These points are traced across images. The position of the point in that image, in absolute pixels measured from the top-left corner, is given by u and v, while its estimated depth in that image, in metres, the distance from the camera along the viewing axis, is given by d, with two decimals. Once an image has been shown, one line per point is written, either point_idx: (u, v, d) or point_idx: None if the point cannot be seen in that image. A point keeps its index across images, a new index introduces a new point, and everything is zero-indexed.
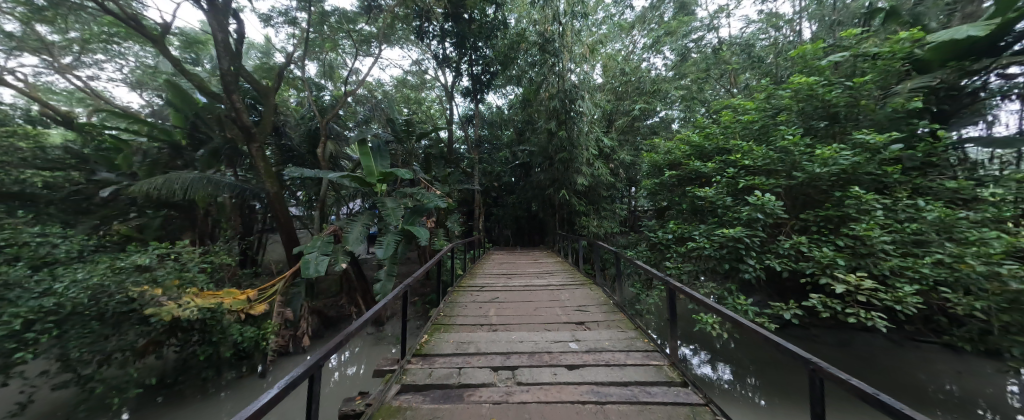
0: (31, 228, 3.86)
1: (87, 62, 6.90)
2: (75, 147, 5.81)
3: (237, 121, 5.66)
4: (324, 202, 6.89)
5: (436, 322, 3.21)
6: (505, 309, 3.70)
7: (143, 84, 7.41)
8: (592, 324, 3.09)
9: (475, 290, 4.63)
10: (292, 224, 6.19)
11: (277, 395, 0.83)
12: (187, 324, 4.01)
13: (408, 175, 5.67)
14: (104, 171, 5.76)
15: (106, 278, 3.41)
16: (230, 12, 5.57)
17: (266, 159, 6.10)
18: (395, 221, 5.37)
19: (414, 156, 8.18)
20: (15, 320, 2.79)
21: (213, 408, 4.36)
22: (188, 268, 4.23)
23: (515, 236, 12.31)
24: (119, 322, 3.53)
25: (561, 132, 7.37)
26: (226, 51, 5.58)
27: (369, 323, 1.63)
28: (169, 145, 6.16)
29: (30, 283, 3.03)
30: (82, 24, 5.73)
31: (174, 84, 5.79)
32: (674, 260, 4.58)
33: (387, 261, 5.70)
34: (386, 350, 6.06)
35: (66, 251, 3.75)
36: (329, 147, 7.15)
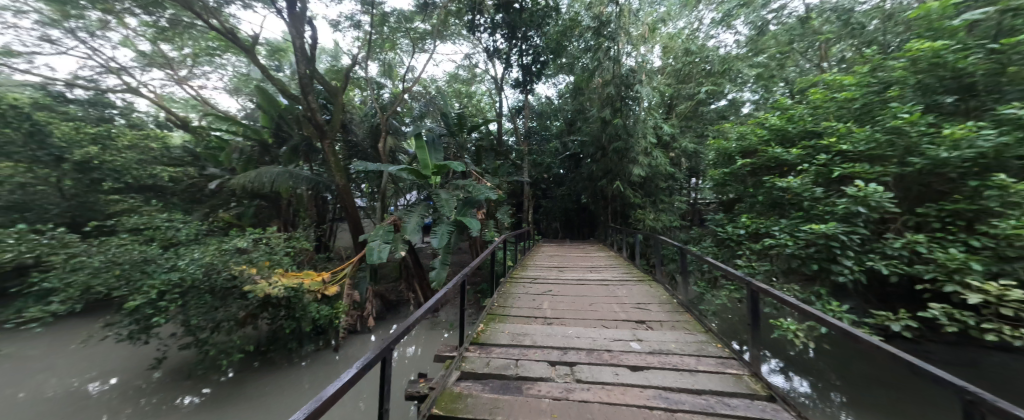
0: (162, 215, 4.68)
1: (198, 74, 8.12)
2: (191, 146, 6.93)
3: (312, 120, 6.25)
4: (385, 193, 7.40)
5: (490, 313, 3.25)
6: (559, 303, 3.63)
7: (239, 90, 8.53)
8: (655, 324, 2.89)
9: (527, 282, 4.63)
10: (358, 214, 6.70)
11: (352, 377, 0.85)
12: (275, 300, 4.57)
13: (461, 168, 5.75)
14: (211, 166, 6.76)
15: (216, 259, 4.05)
16: (306, 19, 6.13)
17: (336, 154, 6.66)
18: (448, 212, 5.56)
19: (466, 149, 8.38)
20: (151, 290, 3.59)
21: (297, 374, 4.92)
22: (276, 252, 4.79)
23: (564, 229, 12.09)
24: (225, 296, 4.16)
25: (615, 120, 6.97)
26: (303, 56, 6.15)
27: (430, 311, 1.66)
28: (258, 143, 7.04)
29: (160, 260, 3.91)
30: (194, 41, 6.73)
31: (262, 89, 6.55)
32: (747, 258, 4.10)
33: (441, 250, 5.94)
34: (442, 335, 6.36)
35: (185, 233, 4.49)
36: (388, 142, 7.59)
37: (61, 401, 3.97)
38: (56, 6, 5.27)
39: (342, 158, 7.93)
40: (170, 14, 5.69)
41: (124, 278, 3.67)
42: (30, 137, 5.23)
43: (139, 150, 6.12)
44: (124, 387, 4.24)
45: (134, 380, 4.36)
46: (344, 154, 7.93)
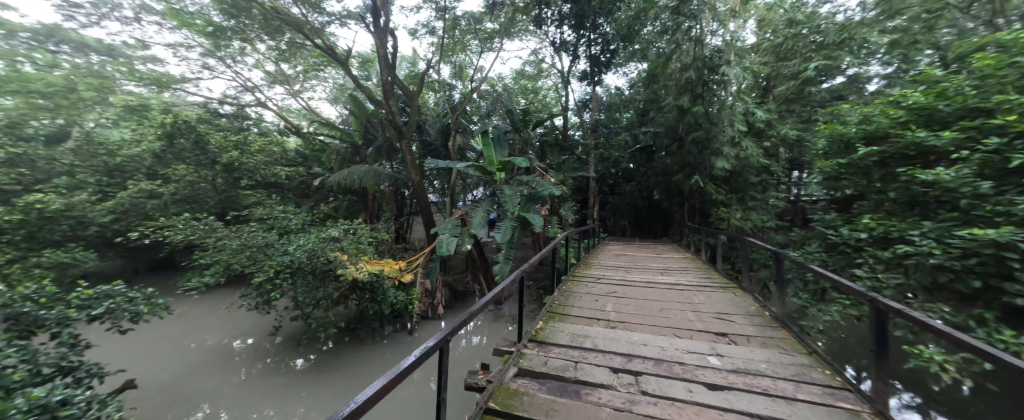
0: (280, 208, 5.70)
1: (309, 87, 9.66)
2: (302, 149, 8.27)
3: (392, 122, 6.92)
4: (454, 189, 7.86)
5: (550, 310, 3.22)
6: (624, 305, 3.42)
7: (338, 99, 9.91)
8: (739, 338, 2.53)
9: (590, 281, 4.47)
10: (430, 208, 7.25)
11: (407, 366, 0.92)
12: (362, 284, 5.21)
13: (524, 164, 5.80)
14: (316, 166, 7.99)
15: (317, 246, 4.81)
16: (389, 31, 6.77)
17: (412, 153, 7.28)
18: (511, 208, 5.66)
19: (531, 144, 8.41)
20: (270, 270, 4.48)
21: (378, 350, 5.55)
22: (362, 241, 5.46)
23: (633, 227, 11.38)
24: (324, 277, 4.92)
25: (695, 108, 6.27)
26: (386, 65, 6.83)
27: (488, 306, 1.71)
28: (351, 145, 8.05)
29: (277, 245, 4.81)
30: (305, 59, 7.98)
31: (354, 97, 7.47)
32: (870, 268, 3.31)
33: (504, 245, 6.10)
34: (504, 328, 6.54)
35: (295, 223, 5.44)
36: (457, 141, 8.02)
37: (216, 352, 5.16)
38: (214, 41, 6.74)
39: (418, 157, 8.66)
40: (288, 39, 6.83)
41: (253, 258, 4.67)
42: (197, 144, 6.80)
43: (267, 154, 7.54)
44: (256, 347, 5.30)
45: (262, 342, 5.42)
46: (420, 153, 8.62)
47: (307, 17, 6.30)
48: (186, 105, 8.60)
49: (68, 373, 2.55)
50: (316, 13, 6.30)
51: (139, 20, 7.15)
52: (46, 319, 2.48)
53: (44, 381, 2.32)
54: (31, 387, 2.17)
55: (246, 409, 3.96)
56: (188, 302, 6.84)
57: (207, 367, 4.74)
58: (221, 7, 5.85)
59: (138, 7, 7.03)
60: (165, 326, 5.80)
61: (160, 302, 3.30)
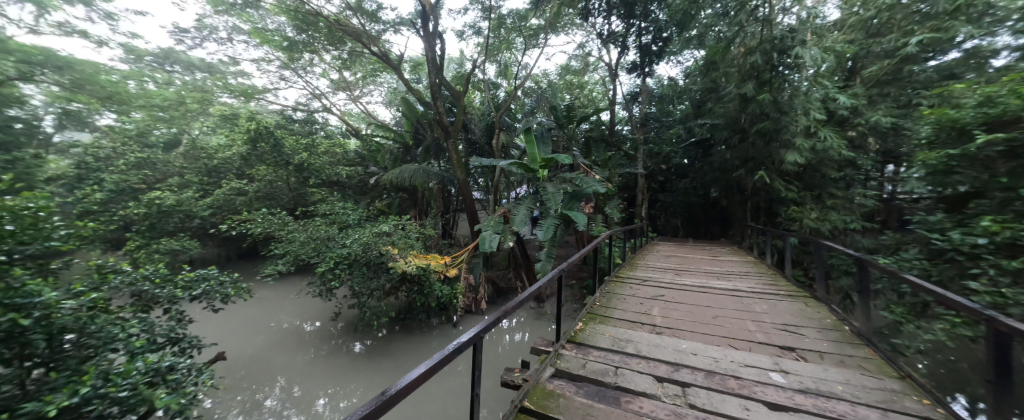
0: (341, 205, 6.29)
1: (367, 92, 10.47)
2: (360, 149, 8.99)
3: (440, 122, 7.22)
4: (498, 187, 7.97)
5: (591, 312, 3.13)
6: (672, 310, 3.21)
7: (393, 102, 10.60)
8: (809, 354, 2.25)
9: (635, 283, 4.27)
10: (474, 205, 7.46)
11: (438, 361, 0.97)
12: (410, 277, 5.54)
13: (567, 161, 5.70)
14: (372, 166, 8.63)
15: (370, 240, 5.26)
16: (437, 35, 7.05)
17: (458, 151, 7.53)
18: (554, 206, 5.60)
19: (575, 141, 8.22)
20: (331, 261, 5.00)
21: (426, 339, 5.87)
22: (410, 236, 5.81)
23: (686, 227, 10.61)
24: (377, 269, 5.34)
25: (760, 96, 5.63)
26: (434, 68, 7.12)
27: (522, 305, 1.72)
28: (402, 145, 8.51)
29: (337, 238, 5.37)
30: (363, 67, 8.63)
31: (406, 99, 7.91)
32: (992, 283, 2.71)
33: (546, 243, 6.06)
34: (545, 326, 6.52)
35: (353, 218, 6.03)
36: (501, 139, 8.11)
37: (290, 333, 5.85)
38: (288, 54, 7.58)
39: (464, 155, 8.92)
40: (348, 48, 7.44)
41: (317, 249, 5.24)
42: (274, 148, 7.73)
43: (331, 155, 8.32)
44: (321, 330, 5.91)
45: (326, 326, 6.03)
46: (465, 151, 8.88)
47: (365, 27, 6.81)
48: (266, 112, 9.81)
49: (175, 343, 3.04)
50: (372, 22, 6.77)
51: (231, 40, 8.30)
52: (160, 297, 3.07)
53: (158, 347, 2.83)
54: (149, 353, 2.66)
55: (313, 386, 4.44)
56: (267, 287, 7.81)
57: (282, 346, 5.39)
58: (294, 24, 6.56)
59: (231, 29, 8.17)
60: (249, 308, 6.69)
61: (244, 286, 3.81)
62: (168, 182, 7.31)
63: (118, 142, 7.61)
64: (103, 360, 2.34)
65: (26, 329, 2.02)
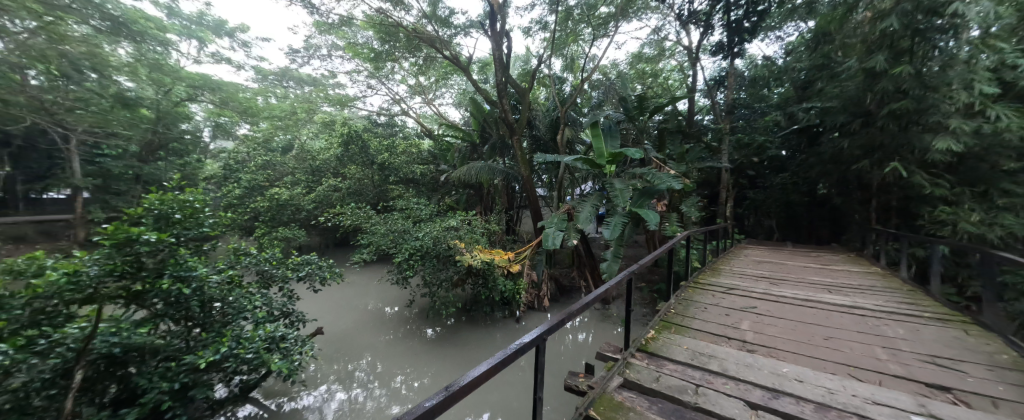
0: (415, 201, 6.88)
1: (440, 94, 11.23)
2: (432, 149, 9.66)
3: (505, 119, 7.35)
4: (562, 183, 7.83)
5: (664, 320, 2.87)
6: (766, 326, 2.77)
7: (462, 103, 11.15)
8: (974, 400, 1.72)
9: (718, 291, 3.79)
10: (538, 202, 7.47)
11: (501, 359, 0.96)
12: (476, 270, 5.79)
13: (638, 155, 5.31)
14: (443, 164, 9.22)
15: (440, 234, 5.66)
16: (504, 34, 7.17)
17: (522, 148, 7.58)
18: (622, 203, 5.28)
19: (647, 133, 7.63)
20: (406, 252, 5.50)
21: (490, 331, 6.05)
22: (476, 232, 6.08)
23: (783, 229, 9.10)
24: (446, 261, 5.72)
25: (895, 69, 4.50)
26: (501, 66, 7.27)
27: (588, 307, 1.64)
28: (470, 144, 8.86)
29: (412, 232, 5.89)
30: (437, 71, 9.22)
31: (474, 99, 8.21)
32: None
33: (613, 242, 5.75)
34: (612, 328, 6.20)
35: (425, 213, 6.53)
36: (566, 134, 7.93)
37: (374, 315, 6.60)
38: (374, 65, 8.45)
39: (529, 152, 8.96)
40: (424, 54, 8.00)
41: (394, 241, 5.80)
42: (362, 149, 8.76)
43: (408, 154, 9.11)
44: (400, 315, 6.54)
45: (403, 311, 6.63)
46: (530, 148, 8.90)
47: (438, 33, 7.24)
48: (357, 118, 11.13)
49: (287, 316, 3.63)
50: (444, 28, 7.18)
51: (330, 56, 9.58)
52: (276, 276, 3.72)
53: (273, 317, 3.41)
54: (268, 322, 3.23)
55: (392, 364, 4.91)
56: (356, 273, 8.90)
57: (367, 326, 6.08)
58: (379, 37, 7.29)
59: (330, 46, 9.44)
60: (342, 290, 7.73)
61: (337, 270, 4.30)
62: (283, 180, 8.80)
63: (251, 148, 9.41)
64: (237, 325, 2.95)
65: (189, 297, 2.68)
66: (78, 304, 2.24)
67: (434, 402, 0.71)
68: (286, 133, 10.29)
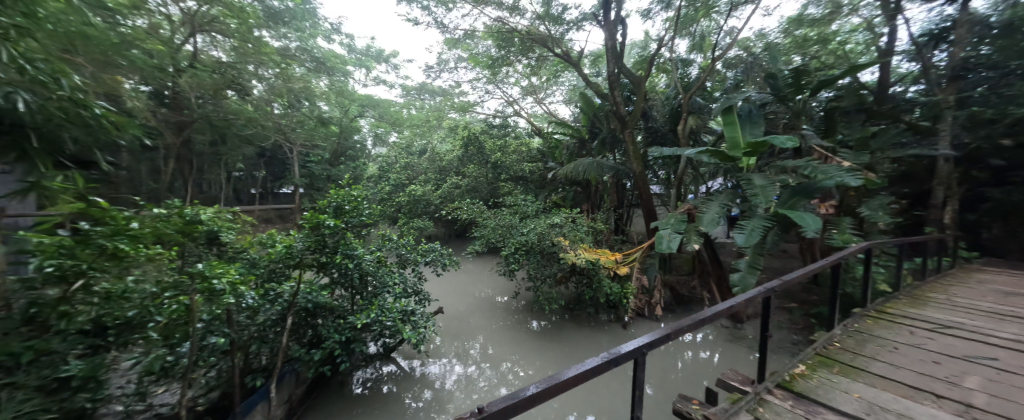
0: (522, 200, 7.24)
1: (551, 93, 11.43)
2: (541, 146, 9.91)
3: (617, 113, 6.93)
4: (683, 180, 6.89)
5: (822, 354, 2.25)
6: (1017, 390, 1.83)
7: (572, 99, 11.06)
8: None
9: (923, 328, 2.70)
10: (652, 201, 6.81)
11: (592, 368, 0.95)
12: (579, 269, 5.72)
13: (791, 143, 4.20)
14: (552, 162, 9.37)
15: (545, 230, 5.84)
16: (619, 21, 6.75)
17: (635, 142, 7.01)
18: (763, 203, 4.30)
19: (808, 116, 5.96)
20: (512, 246, 5.86)
21: (595, 333, 5.86)
22: (580, 230, 6.01)
23: None
24: (550, 258, 5.84)
25: None
26: (613, 56, 6.87)
27: (707, 324, 1.42)
28: (579, 140, 8.68)
29: (518, 227, 6.24)
30: (548, 69, 9.40)
31: (583, 94, 8.03)
32: None
33: (749, 251, 4.74)
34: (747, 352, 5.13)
35: (531, 209, 6.81)
36: (689, 123, 6.94)
37: (485, 302, 7.26)
38: (492, 71, 9.18)
39: (643, 145, 8.22)
40: (536, 55, 8.28)
41: (503, 235, 6.27)
42: (479, 150, 9.73)
43: (518, 153, 9.62)
44: (508, 305, 6.99)
45: (511, 303, 7.06)
46: (645, 141, 8.14)
47: (550, 32, 7.36)
48: (476, 121, 12.36)
49: (418, 294, 4.36)
50: (556, 25, 7.24)
51: (457, 68, 10.90)
52: (411, 258, 4.49)
53: (407, 293, 4.15)
54: (403, 298, 3.97)
55: (501, 350, 5.28)
56: (471, 261, 9.97)
57: (480, 311, 6.74)
58: (497, 44, 7.83)
59: (456, 59, 10.74)
60: (460, 276, 8.80)
61: (454, 257, 4.90)
62: (419, 179, 10.54)
63: (398, 152, 11.61)
64: (381, 298, 3.72)
65: (354, 271, 3.55)
66: (292, 267, 3.25)
67: (529, 394, 0.77)
68: (422, 139, 12.29)
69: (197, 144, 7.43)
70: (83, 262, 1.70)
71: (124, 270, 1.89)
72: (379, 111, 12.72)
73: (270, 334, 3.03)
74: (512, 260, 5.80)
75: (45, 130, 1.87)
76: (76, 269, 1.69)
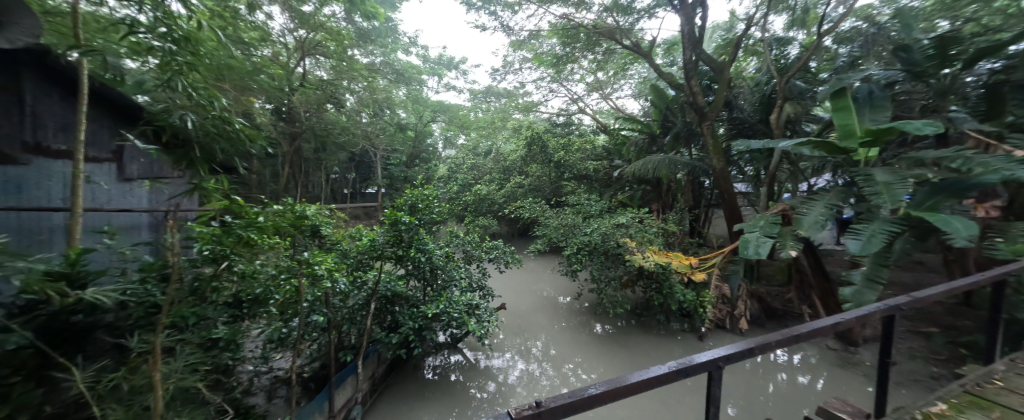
0: (586, 199, 7.06)
1: (619, 87, 10.94)
2: (607, 144, 9.52)
3: (693, 104, 6.31)
4: (775, 176, 5.99)
5: (972, 394, 1.76)
6: None
7: (642, 92, 10.41)
8: None
9: None
10: (736, 200, 6.05)
11: (658, 376, 0.89)
12: (648, 272, 5.37)
13: (931, 128, 3.34)
14: (618, 159, 8.93)
15: (609, 230, 5.63)
16: (698, 3, 6.14)
17: (716, 135, 6.30)
18: (887, 203, 3.50)
19: (961, 93, 4.66)
20: (574, 246, 5.76)
21: (666, 343, 5.44)
22: (649, 231, 5.65)
23: None
24: (615, 259, 5.60)
25: None
26: (690, 42, 6.27)
27: (810, 340, 1.19)
28: (649, 135, 8.10)
29: (581, 226, 6.11)
30: (615, 63, 8.99)
31: (654, 86, 7.50)
32: None
33: (867, 261, 3.91)
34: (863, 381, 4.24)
35: (596, 209, 6.61)
36: (785, 111, 5.99)
37: (547, 301, 7.27)
38: (556, 69, 9.12)
39: (725, 139, 7.34)
40: (603, 49, 8.01)
41: (565, 234, 6.20)
42: (542, 149, 9.78)
43: (582, 151, 9.41)
44: (571, 306, 6.89)
45: (574, 304, 6.95)
46: (727, 134, 7.26)
47: (618, 24, 7.03)
48: (540, 121, 12.39)
49: (482, 289, 4.57)
50: (625, 16, 6.89)
51: (521, 69, 11.10)
52: (475, 255, 4.73)
53: (472, 288, 4.38)
54: (468, 292, 4.20)
55: (564, 350, 5.23)
56: (533, 260, 10.05)
57: (542, 310, 6.77)
58: (561, 42, 7.81)
59: (521, 61, 10.92)
60: (523, 275, 8.96)
61: (517, 255, 5.02)
62: (484, 179, 11.00)
63: (465, 154, 12.29)
64: (449, 292, 3.99)
65: (426, 264, 3.88)
66: (375, 259, 3.71)
67: (592, 394, 0.76)
68: (488, 140, 12.80)
69: (306, 151, 8.93)
70: (226, 249, 2.15)
71: (253, 255, 2.34)
72: (449, 115, 13.59)
73: (358, 317, 3.48)
74: (574, 260, 5.70)
75: (203, 142, 2.54)
76: (221, 253, 2.14)
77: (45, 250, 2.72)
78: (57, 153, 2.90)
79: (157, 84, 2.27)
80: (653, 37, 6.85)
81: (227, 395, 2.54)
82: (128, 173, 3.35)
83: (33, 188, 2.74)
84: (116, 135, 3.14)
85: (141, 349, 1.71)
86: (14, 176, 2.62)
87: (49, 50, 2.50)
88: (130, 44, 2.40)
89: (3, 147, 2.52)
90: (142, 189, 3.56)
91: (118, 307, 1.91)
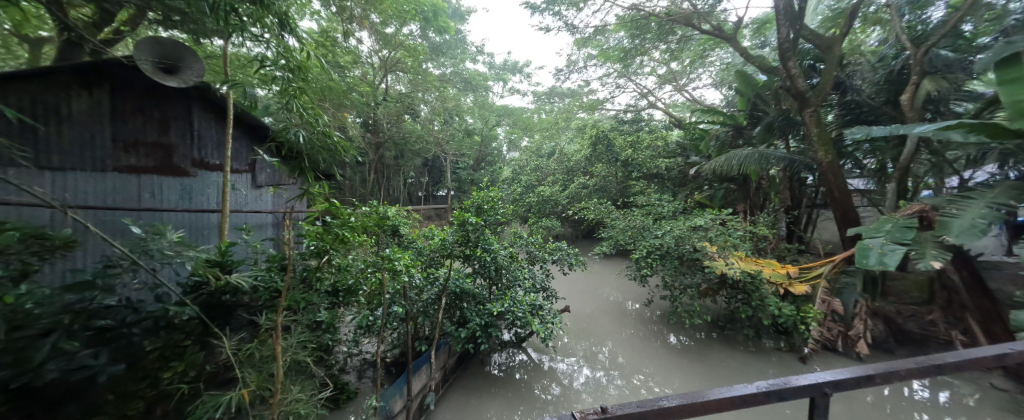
0: (657, 200, 6.57)
1: (694, 78, 10.01)
2: (681, 139, 8.70)
3: (792, 89, 5.42)
4: (908, 169, 4.83)
5: None
6: None
7: (724, 80, 9.35)
8: None
9: None
10: (850, 200, 5.05)
11: (741, 398, 0.78)
12: (732, 281, 4.77)
13: None
14: (695, 156, 8.09)
15: (684, 233, 5.17)
16: None
17: (823, 123, 5.31)
18: None
19: None
20: (642, 249, 5.41)
21: (757, 361, 4.76)
22: (733, 234, 5.04)
23: None
24: (690, 265, 5.11)
25: None
26: (787, 17, 5.41)
27: (961, 372, 0.93)
28: (734, 128, 7.17)
29: (651, 229, 5.72)
30: (692, 50, 8.21)
31: (741, 72, 6.64)
32: None
33: None
34: None
35: (667, 210, 6.13)
36: (922, 89, 4.81)
37: (613, 306, 6.95)
38: (623, 63, 8.67)
39: (835, 127, 6.16)
40: (677, 36, 7.40)
41: (634, 237, 5.87)
42: (608, 148, 9.42)
43: (653, 148, 8.77)
44: (640, 313, 6.47)
45: (643, 312, 6.51)
46: (838, 121, 6.07)
47: (696, 7, 6.40)
48: (605, 119, 11.92)
49: (546, 291, 4.55)
50: None
51: (585, 67, 10.83)
52: (538, 256, 4.73)
53: (536, 288, 4.40)
54: (531, 292, 4.22)
55: (632, 360, 4.93)
56: (598, 263, 9.71)
57: (608, 315, 6.50)
58: (630, 34, 7.40)
59: (586, 58, 10.64)
60: (586, 278, 8.71)
61: (581, 257, 4.86)
62: (547, 180, 10.99)
63: (528, 156, 12.44)
64: (512, 292, 4.06)
65: (491, 263, 4.00)
66: (446, 257, 3.99)
67: (669, 407, 0.71)
68: (550, 141, 12.73)
69: (388, 158, 9.98)
70: (327, 244, 2.49)
71: (346, 251, 2.66)
72: (513, 118, 13.90)
73: (431, 310, 3.77)
74: (642, 264, 5.37)
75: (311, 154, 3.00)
76: (323, 249, 2.48)
77: (205, 242, 3.46)
78: (213, 166, 3.63)
79: (280, 109, 2.76)
80: (739, 17, 6.08)
81: (328, 370, 2.95)
82: (259, 182, 4.12)
83: (198, 194, 3.49)
84: (250, 151, 3.90)
85: (268, 326, 2.10)
86: (186, 185, 3.38)
87: (208, 85, 3.22)
88: (261, 76, 2.96)
89: (181, 163, 3.34)
90: (268, 195, 4.35)
91: (252, 291, 2.37)
